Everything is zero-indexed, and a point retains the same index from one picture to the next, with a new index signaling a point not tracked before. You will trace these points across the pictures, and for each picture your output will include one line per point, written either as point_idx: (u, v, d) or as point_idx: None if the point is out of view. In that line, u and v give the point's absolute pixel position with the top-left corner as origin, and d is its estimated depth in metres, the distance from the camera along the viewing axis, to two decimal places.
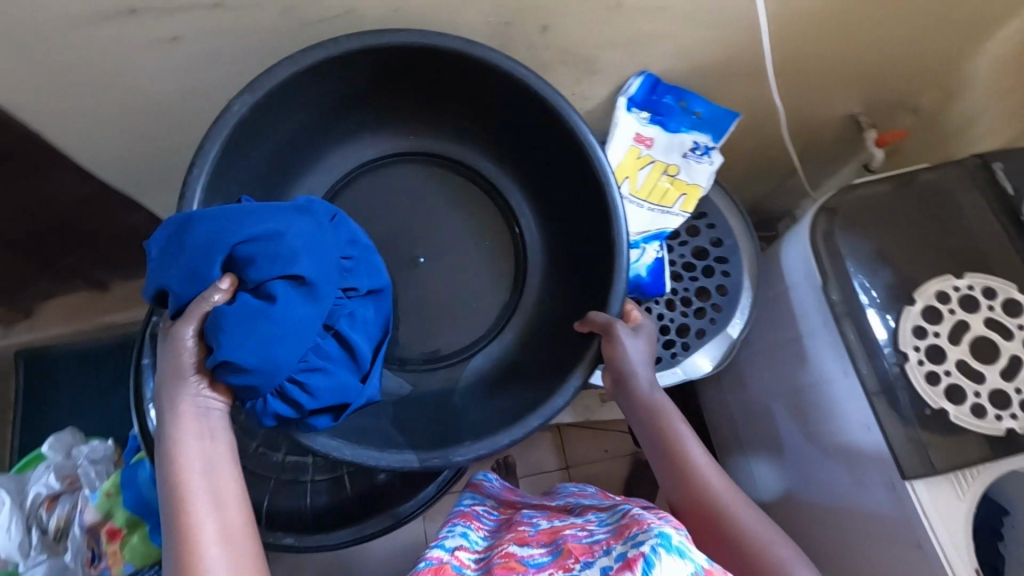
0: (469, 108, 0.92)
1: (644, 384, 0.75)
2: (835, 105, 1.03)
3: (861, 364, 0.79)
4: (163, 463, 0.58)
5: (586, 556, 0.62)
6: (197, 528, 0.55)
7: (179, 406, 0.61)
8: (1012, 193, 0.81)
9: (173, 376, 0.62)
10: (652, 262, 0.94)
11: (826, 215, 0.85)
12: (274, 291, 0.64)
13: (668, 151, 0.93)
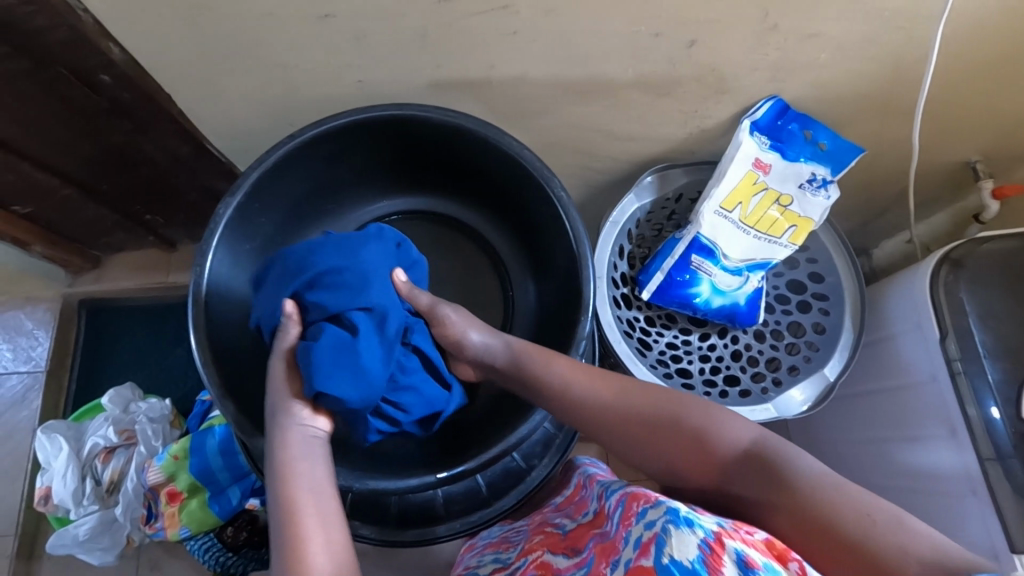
0: (473, 180, 0.90)
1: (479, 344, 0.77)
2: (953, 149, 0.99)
3: (969, 408, 0.76)
4: (275, 484, 0.61)
5: (615, 555, 0.54)
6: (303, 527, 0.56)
7: (285, 430, 0.65)
8: None
9: (280, 407, 0.66)
10: (751, 292, 0.93)
11: (954, 265, 0.81)
12: (352, 320, 0.68)
13: (784, 180, 0.89)
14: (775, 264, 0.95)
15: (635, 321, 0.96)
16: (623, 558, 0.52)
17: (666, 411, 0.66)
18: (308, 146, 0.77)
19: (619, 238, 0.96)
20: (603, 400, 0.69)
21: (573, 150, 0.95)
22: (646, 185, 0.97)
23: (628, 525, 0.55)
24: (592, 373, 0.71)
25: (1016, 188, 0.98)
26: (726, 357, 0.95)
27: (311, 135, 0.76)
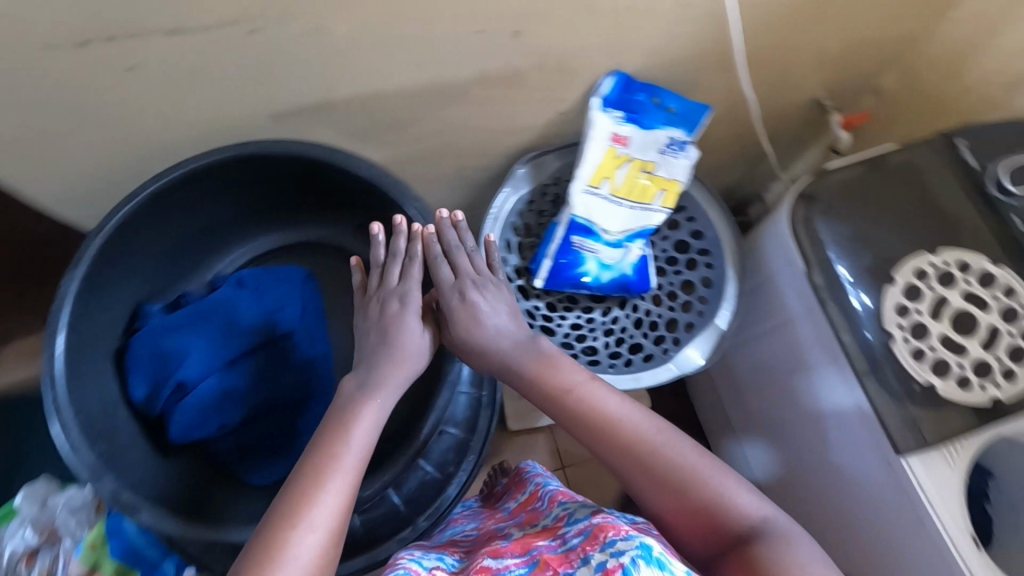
0: (340, 209, 0.88)
1: (499, 355, 0.73)
2: (798, 90, 1.04)
3: (844, 335, 0.81)
4: (325, 440, 0.61)
5: (565, 567, 0.57)
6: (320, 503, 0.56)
7: (378, 388, 0.67)
8: (977, 168, 0.85)
9: (393, 354, 0.70)
10: (637, 261, 0.95)
11: (809, 202, 0.86)
12: (232, 366, 0.77)
13: (644, 148, 0.92)
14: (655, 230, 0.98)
15: (534, 310, 0.97)
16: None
17: (682, 469, 0.63)
18: (153, 203, 0.74)
19: (503, 233, 0.97)
20: (614, 417, 0.67)
21: (443, 154, 0.95)
22: (522, 176, 0.98)
23: (588, 548, 0.58)
24: (618, 398, 0.69)
25: (861, 116, 1.05)
26: (629, 327, 0.99)
27: (155, 189, 0.73)
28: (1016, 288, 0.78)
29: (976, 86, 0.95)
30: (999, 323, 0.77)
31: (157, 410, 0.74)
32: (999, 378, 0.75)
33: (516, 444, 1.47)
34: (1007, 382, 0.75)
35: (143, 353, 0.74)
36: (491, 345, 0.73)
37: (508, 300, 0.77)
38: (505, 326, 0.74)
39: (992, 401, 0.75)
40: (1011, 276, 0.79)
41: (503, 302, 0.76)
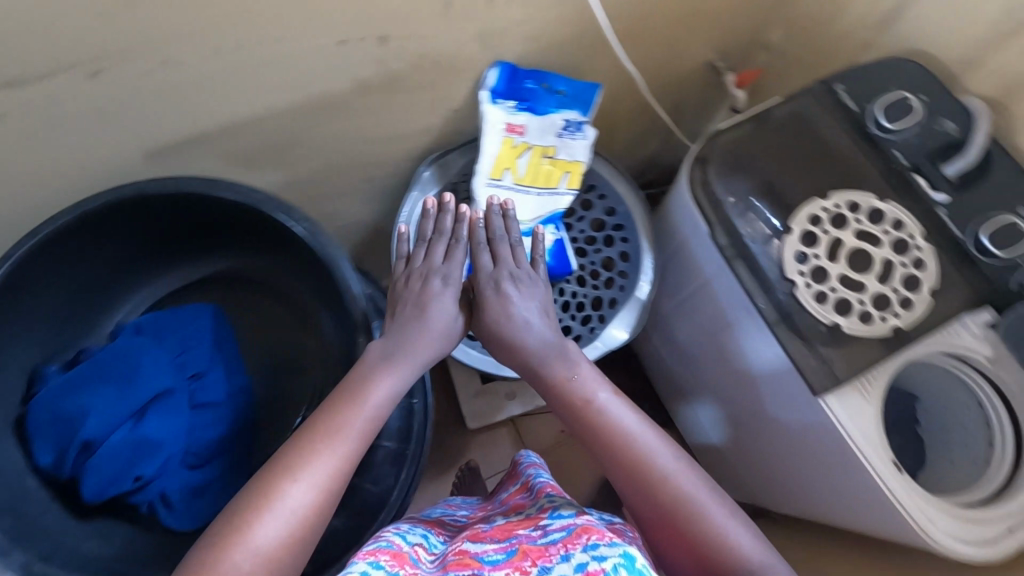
0: (240, 237, 0.85)
1: (527, 346, 0.78)
2: (688, 56, 1.06)
3: (758, 298, 0.83)
4: (330, 414, 0.66)
5: (543, 561, 0.59)
6: (307, 477, 0.60)
7: (394, 368, 0.72)
8: (858, 110, 0.88)
9: (420, 326, 0.76)
10: (551, 246, 0.96)
11: (704, 165, 0.89)
12: (146, 413, 0.73)
13: (542, 134, 0.94)
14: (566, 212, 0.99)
15: None
16: (556, 570, 0.57)
17: (679, 491, 0.64)
18: (26, 265, 0.71)
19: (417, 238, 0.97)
20: (619, 426, 0.70)
21: (344, 168, 0.94)
22: (429, 178, 0.98)
23: (568, 548, 0.60)
24: (637, 416, 0.72)
25: (752, 74, 1.07)
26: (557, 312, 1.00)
27: (23, 251, 0.70)
28: (904, 221, 0.82)
29: (851, 30, 0.96)
30: (893, 256, 0.80)
31: (63, 470, 0.72)
32: (898, 308, 0.79)
33: (481, 441, 1.48)
34: (907, 311, 0.79)
35: (43, 419, 0.72)
36: (518, 342, 0.79)
37: (540, 295, 0.83)
38: (535, 323, 0.79)
39: (893, 331, 0.78)
40: (898, 209, 0.82)
41: (535, 298, 0.82)
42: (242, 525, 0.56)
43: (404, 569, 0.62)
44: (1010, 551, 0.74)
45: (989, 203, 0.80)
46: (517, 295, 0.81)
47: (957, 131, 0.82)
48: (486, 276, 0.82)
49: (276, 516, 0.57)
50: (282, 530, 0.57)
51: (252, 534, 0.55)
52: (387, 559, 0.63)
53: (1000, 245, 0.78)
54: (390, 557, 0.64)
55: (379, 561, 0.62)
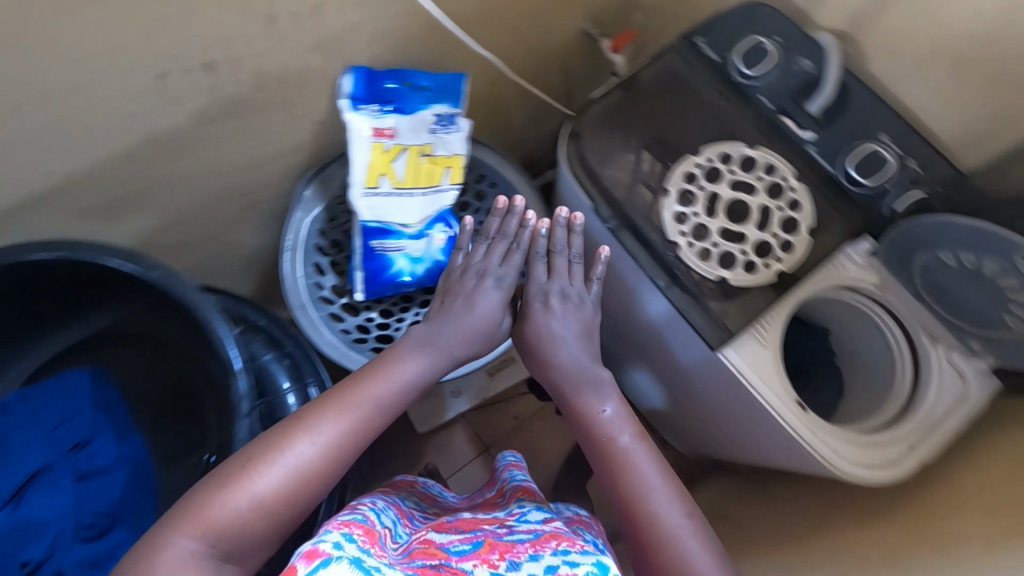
0: (104, 297, 0.76)
1: (561, 364, 0.80)
2: (559, 29, 1.05)
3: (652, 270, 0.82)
4: (349, 388, 0.68)
5: (512, 556, 0.60)
6: (321, 440, 0.62)
7: (421, 357, 0.76)
8: (720, 61, 0.87)
9: (456, 313, 0.81)
10: (444, 243, 0.94)
11: (578, 139, 0.88)
12: (24, 494, 0.70)
13: (415, 133, 0.91)
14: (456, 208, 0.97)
15: (369, 323, 0.96)
16: (525, 565, 0.58)
17: (675, 535, 0.64)
18: None
19: (308, 258, 0.94)
20: (637, 469, 0.69)
21: (219, 199, 0.90)
22: (312, 197, 0.94)
23: (536, 549, 0.61)
24: (656, 463, 0.70)
25: (625, 37, 1.06)
26: None
27: None
28: (775, 164, 0.82)
29: None
30: (770, 202, 0.81)
31: None
32: (780, 253, 0.79)
33: (436, 442, 1.47)
34: (788, 254, 0.80)
35: None
36: (551, 356, 0.81)
37: (585, 317, 0.84)
38: (571, 342, 0.81)
39: (776, 275, 0.79)
40: (768, 154, 0.83)
41: (579, 319, 0.83)
42: (252, 466, 0.58)
43: (375, 546, 0.60)
44: (909, 470, 0.77)
45: (851, 135, 0.82)
46: (557, 312, 0.83)
47: (813, 69, 0.83)
48: (536, 292, 0.84)
49: (279, 474, 0.58)
50: (278, 484, 0.58)
51: (258, 476, 0.57)
52: (360, 533, 0.61)
53: (867, 173, 0.80)
54: (362, 532, 0.61)
55: (352, 532, 0.60)
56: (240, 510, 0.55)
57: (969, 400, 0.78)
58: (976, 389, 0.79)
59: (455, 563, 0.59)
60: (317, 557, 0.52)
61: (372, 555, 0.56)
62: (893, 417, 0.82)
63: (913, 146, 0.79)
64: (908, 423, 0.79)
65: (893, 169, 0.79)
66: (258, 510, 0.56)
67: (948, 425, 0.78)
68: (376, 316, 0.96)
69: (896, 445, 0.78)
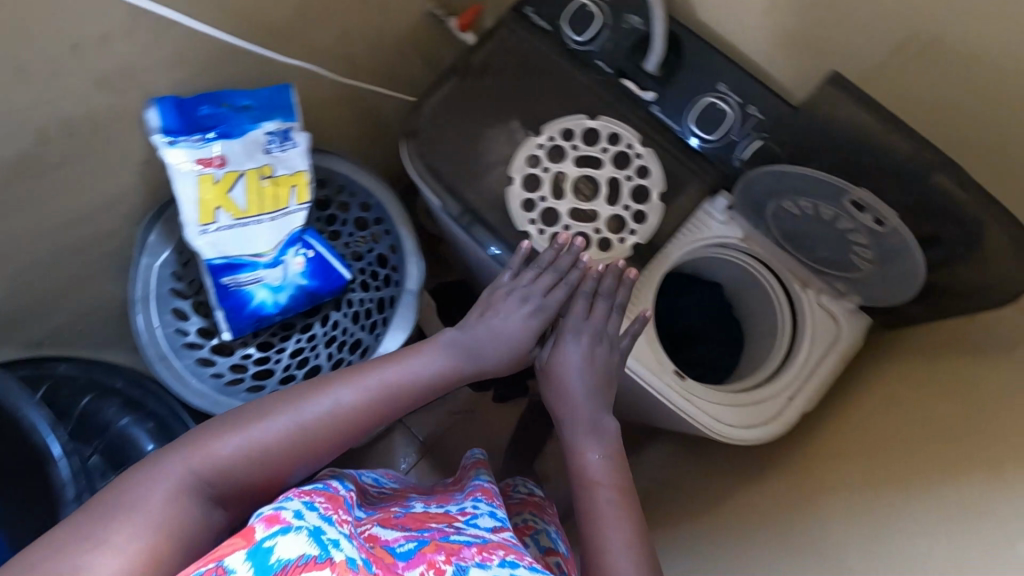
0: None
1: (575, 399, 0.70)
2: (396, 16, 0.98)
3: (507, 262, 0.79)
4: (376, 373, 0.66)
5: (457, 561, 0.55)
6: (325, 416, 0.61)
7: (452, 356, 0.70)
8: (552, 30, 0.83)
9: (485, 309, 0.73)
10: (303, 267, 0.89)
11: (415, 137, 0.82)
12: None
13: (248, 157, 0.85)
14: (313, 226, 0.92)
15: (245, 360, 0.92)
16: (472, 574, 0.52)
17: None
18: None
19: (164, 307, 0.88)
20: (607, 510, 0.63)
21: (51, 265, 0.83)
22: (156, 242, 0.87)
23: (482, 557, 0.56)
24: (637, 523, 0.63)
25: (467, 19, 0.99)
26: (348, 326, 0.96)
27: None
28: (618, 132, 0.79)
29: None
30: (617, 173, 0.78)
31: None
32: (633, 225, 0.77)
33: (375, 454, 1.45)
34: (642, 224, 0.77)
35: None
36: (562, 383, 0.71)
37: (611, 369, 0.72)
38: (593, 382, 0.71)
39: (632, 248, 0.77)
40: (610, 122, 0.79)
41: (608, 370, 0.72)
42: (271, 412, 0.59)
43: (339, 514, 0.52)
44: (792, 420, 0.76)
45: (690, 89, 0.78)
46: (588, 353, 0.72)
47: (641, 24, 0.79)
48: (569, 331, 0.72)
49: (289, 424, 0.59)
50: (263, 450, 0.57)
51: (268, 424, 0.58)
52: (323, 499, 0.52)
53: (709, 128, 0.77)
54: (325, 499, 0.53)
55: (315, 499, 0.51)
56: (235, 453, 0.56)
57: (841, 341, 0.78)
58: (847, 329, 0.78)
59: (400, 570, 0.53)
60: (276, 522, 0.44)
61: (335, 525, 0.48)
62: (775, 368, 0.80)
63: (752, 92, 0.76)
64: (787, 374, 0.78)
65: (733, 119, 0.76)
66: (250, 456, 0.57)
67: (825, 369, 0.77)
68: (252, 351, 0.93)
69: (776, 397, 0.77)
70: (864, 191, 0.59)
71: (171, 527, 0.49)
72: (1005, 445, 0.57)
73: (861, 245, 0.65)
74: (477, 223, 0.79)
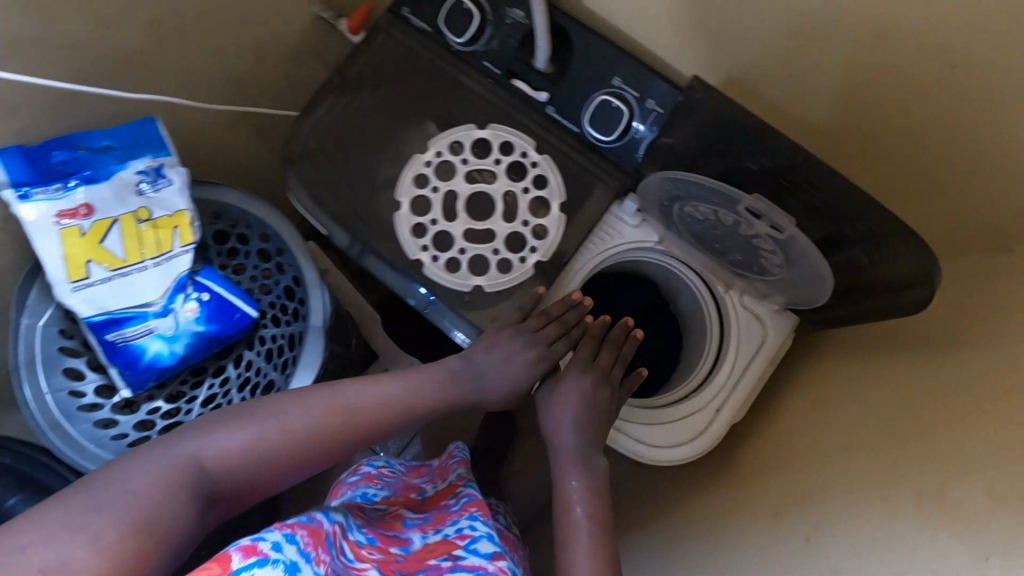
0: None
1: (568, 435, 0.64)
2: (276, 26, 0.90)
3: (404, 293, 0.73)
4: (376, 396, 0.61)
5: None
6: (328, 428, 0.57)
7: (447, 386, 0.65)
8: (432, 30, 0.75)
9: (488, 338, 0.67)
10: (197, 312, 0.83)
11: (294, 165, 0.74)
12: None
13: (119, 201, 0.78)
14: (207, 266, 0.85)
15: (153, 415, 0.87)
16: None
17: None
18: None
19: (52, 369, 0.81)
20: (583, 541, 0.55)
21: None
22: (35, 299, 0.79)
23: None
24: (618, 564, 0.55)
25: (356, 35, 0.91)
26: (262, 365, 0.91)
27: None
28: (511, 140, 0.72)
29: None
30: (512, 185, 0.71)
31: None
32: (533, 242, 0.71)
33: None
34: (543, 240, 0.71)
35: None
36: (553, 423, 0.65)
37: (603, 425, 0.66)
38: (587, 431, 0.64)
39: (534, 267, 0.71)
40: (500, 130, 0.72)
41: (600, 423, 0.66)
42: (284, 409, 0.56)
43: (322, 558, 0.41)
44: (718, 435, 0.71)
45: (584, 86, 0.71)
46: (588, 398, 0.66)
47: (525, 17, 0.71)
48: (569, 374, 0.68)
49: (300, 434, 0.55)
50: (256, 455, 0.53)
51: (281, 422, 0.55)
52: (303, 537, 0.41)
53: (607, 128, 0.71)
54: (307, 533, 0.42)
55: (294, 536, 0.40)
56: (237, 446, 0.52)
57: (767, 345, 0.73)
58: (773, 331, 0.73)
59: None
60: (253, 554, 0.36)
61: (313, 566, 0.40)
62: (703, 378, 0.76)
63: (648, 83, 0.68)
64: (712, 385, 0.73)
65: (632, 117, 0.69)
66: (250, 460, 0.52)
67: (751, 376, 0.72)
68: (160, 404, 0.87)
69: (702, 411, 0.72)
70: (756, 198, 0.53)
71: (156, 512, 0.43)
72: (912, 452, 0.51)
73: (770, 251, 0.59)
74: (368, 253, 0.73)
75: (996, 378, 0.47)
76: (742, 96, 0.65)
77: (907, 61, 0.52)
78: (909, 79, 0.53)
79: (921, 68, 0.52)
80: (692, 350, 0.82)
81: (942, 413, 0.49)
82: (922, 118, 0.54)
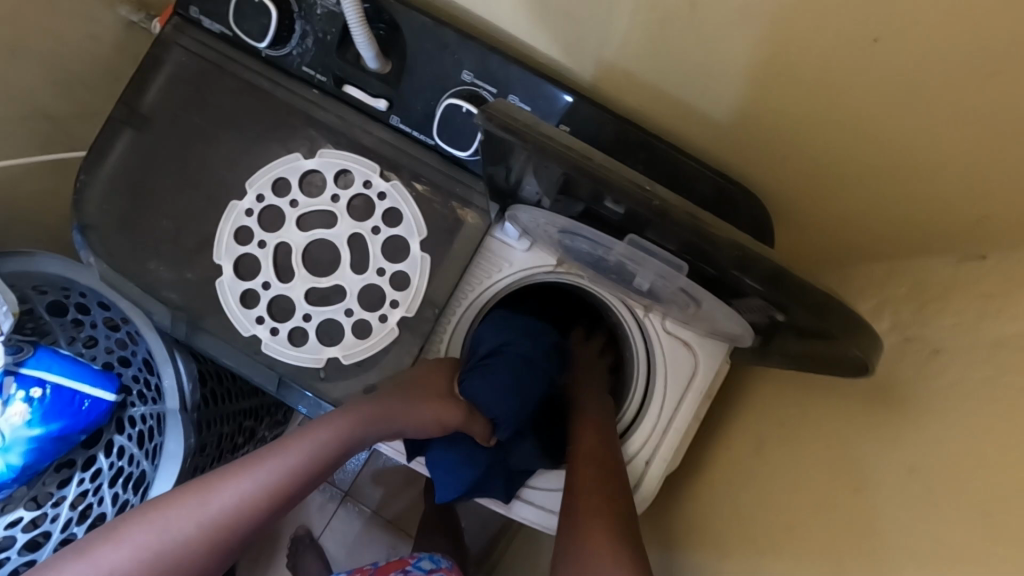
0: None
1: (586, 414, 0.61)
2: (79, 44, 0.70)
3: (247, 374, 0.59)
4: (293, 449, 0.48)
5: None
6: (229, 507, 0.44)
7: (377, 422, 0.52)
8: (232, 34, 0.58)
9: (405, 357, 0.59)
10: (27, 414, 0.60)
11: (91, 234, 0.58)
12: None
13: None
14: (40, 353, 0.62)
15: (11, 530, 0.64)
16: None
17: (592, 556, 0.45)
18: None
19: None
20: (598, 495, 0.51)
21: None
22: None
23: None
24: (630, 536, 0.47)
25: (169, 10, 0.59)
26: (136, 452, 0.70)
27: None
28: (350, 167, 0.59)
29: None
30: (358, 226, 0.58)
31: None
32: (392, 294, 0.57)
33: None
34: (404, 291, 0.58)
35: None
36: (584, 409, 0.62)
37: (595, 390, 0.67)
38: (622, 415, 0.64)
39: (400, 325, 0.58)
40: (336, 156, 0.59)
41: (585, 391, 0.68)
42: (183, 496, 0.44)
43: None
44: (651, 494, 0.60)
45: (433, 89, 0.55)
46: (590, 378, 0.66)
47: (336, 5, 0.53)
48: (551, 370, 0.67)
49: (229, 502, 0.44)
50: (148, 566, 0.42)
51: (170, 521, 0.43)
52: None
53: (464, 139, 0.55)
54: None
55: None
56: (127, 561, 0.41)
57: (699, 378, 0.60)
58: (703, 359, 0.60)
59: None
60: None
61: None
62: (630, 421, 0.64)
63: (507, 78, 0.52)
64: (640, 429, 0.61)
65: None
66: (171, 555, 0.42)
67: (685, 416, 0.60)
68: (20, 514, 0.64)
69: (630, 466, 0.61)
70: (632, 236, 0.42)
71: None
72: (867, 553, 0.39)
73: (675, 294, 0.47)
74: (193, 335, 0.58)
75: (958, 478, 0.36)
76: (624, 83, 0.50)
77: (833, 46, 0.37)
78: (822, 61, 0.38)
79: (836, 47, 0.37)
80: (624, 379, 0.69)
81: (907, 521, 0.37)
82: (844, 109, 0.40)
